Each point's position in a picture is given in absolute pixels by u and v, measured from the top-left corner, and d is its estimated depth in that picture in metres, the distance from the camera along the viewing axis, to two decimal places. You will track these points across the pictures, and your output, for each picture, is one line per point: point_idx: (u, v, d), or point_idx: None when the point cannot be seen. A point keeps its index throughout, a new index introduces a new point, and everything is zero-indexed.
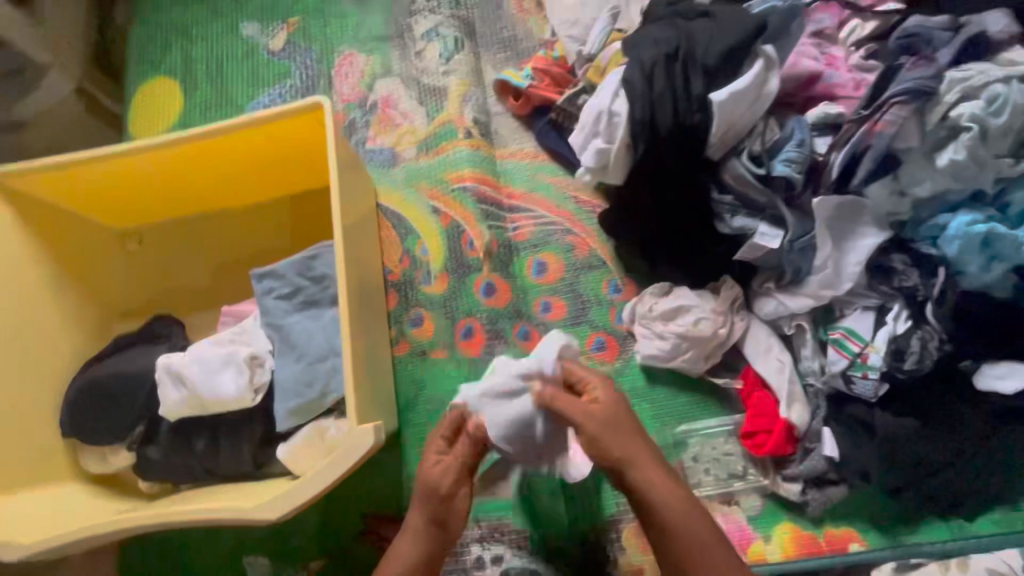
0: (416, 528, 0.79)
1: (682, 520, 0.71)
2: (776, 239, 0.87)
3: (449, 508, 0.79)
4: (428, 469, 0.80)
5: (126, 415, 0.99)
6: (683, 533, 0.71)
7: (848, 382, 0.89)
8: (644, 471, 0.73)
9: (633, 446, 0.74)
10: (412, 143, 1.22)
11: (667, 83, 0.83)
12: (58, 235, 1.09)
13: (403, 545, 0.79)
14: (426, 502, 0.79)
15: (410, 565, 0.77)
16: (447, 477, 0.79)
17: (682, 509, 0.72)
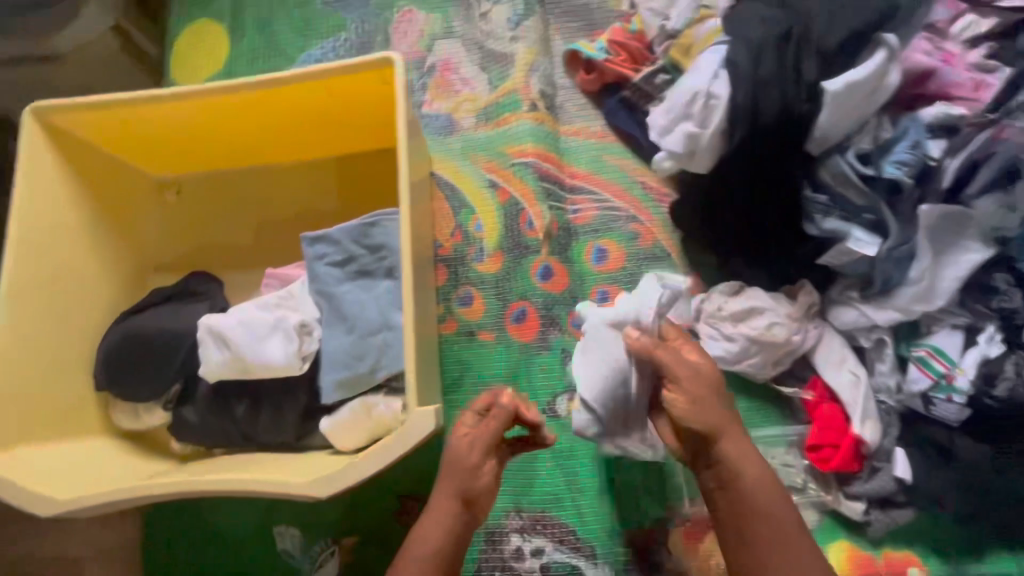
0: (439, 506, 0.76)
1: (763, 495, 0.75)
2: (872, 247, 0.82)
3: (472, 485, 0.77)
4: (457, 441, 0.78)
5: (163, 373, 0.95)
6: (760, 508, 0.74)
7: (928, 404, 0.85)
8: (730, 444, 0.77)
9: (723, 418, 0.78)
10: (472, 111, 1.15)
11: (776, 67, 0.76)
12: (97, 178, 1.04)
13: (424, 527, 0.76)
14: (453, 476, 0.77)
15: (441, 543, 0.74)
16: (473, 452, 0.77)
17: (761, 483, 0.75)
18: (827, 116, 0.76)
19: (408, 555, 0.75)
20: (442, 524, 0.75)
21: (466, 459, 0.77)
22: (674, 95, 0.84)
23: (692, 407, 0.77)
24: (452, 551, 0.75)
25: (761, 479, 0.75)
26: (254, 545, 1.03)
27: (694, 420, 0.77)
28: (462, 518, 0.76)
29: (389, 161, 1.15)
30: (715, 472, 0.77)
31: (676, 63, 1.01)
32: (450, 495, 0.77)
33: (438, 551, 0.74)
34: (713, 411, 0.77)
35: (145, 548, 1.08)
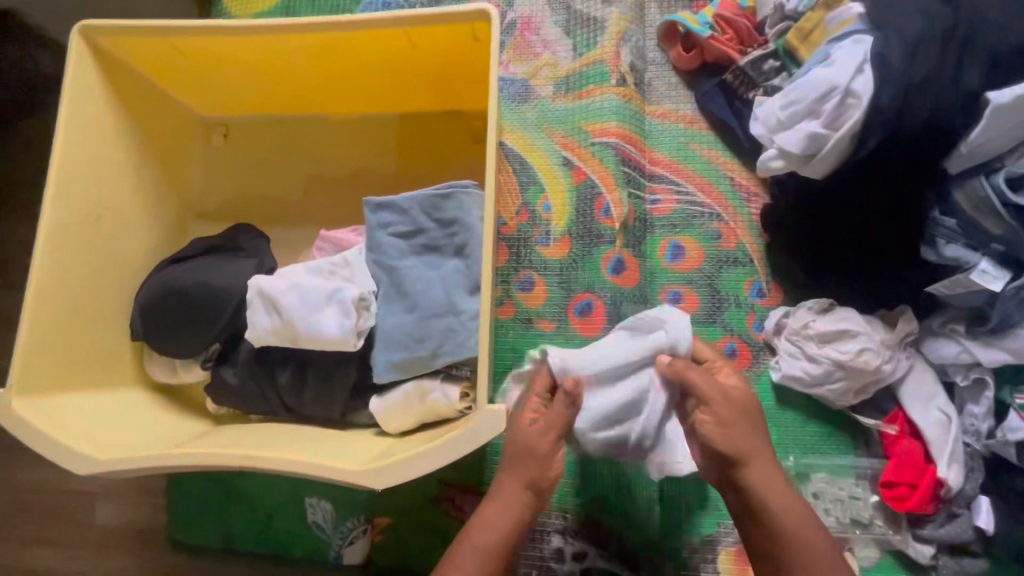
0: (502, 493, 0.69)
1: (796, 531, 0.62)
2: (1000, 281, 0.74)
3: (544, 476, 0.70)
4: (522, 428, 0.71)
5: (204, 331, 0.89)
6: (791, 546, 0.62)
7: (1023, 454, 0.77)
8: (755, 467, 0.65)
9: (749, 438, 0.66)
10: (551, 79, 1.05)
11: (932, 72, 0.68)
12: (145, 111, 0.97)
13: (487, 514, 0.68)
14: (523, 464, 0.69)
15: (500, 538, 0.66)
16: (546, 438, 0.70)
17: (798, 517, 0.63)
18: (979, 133, 0.68)
19: (464, 545, 0.66)
20: (508, 513, 0.68)
21: (539, 447, 0.69)
22: (798, 88, 0.76)
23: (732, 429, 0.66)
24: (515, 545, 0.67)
25: (796, 511, 0.63)
26: (283, 512, 1.01)
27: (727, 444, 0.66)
28: (529, 509, 0.69)
29: (456, 124, 1.06)
30: (744, 499, 0.66)
31: (791, 49, 0.90)
32: (515, 484, 0.69)
33: (504, 542, 0.66)
34: (732, 444, 0.67)
35: (172, 501, 1.06)
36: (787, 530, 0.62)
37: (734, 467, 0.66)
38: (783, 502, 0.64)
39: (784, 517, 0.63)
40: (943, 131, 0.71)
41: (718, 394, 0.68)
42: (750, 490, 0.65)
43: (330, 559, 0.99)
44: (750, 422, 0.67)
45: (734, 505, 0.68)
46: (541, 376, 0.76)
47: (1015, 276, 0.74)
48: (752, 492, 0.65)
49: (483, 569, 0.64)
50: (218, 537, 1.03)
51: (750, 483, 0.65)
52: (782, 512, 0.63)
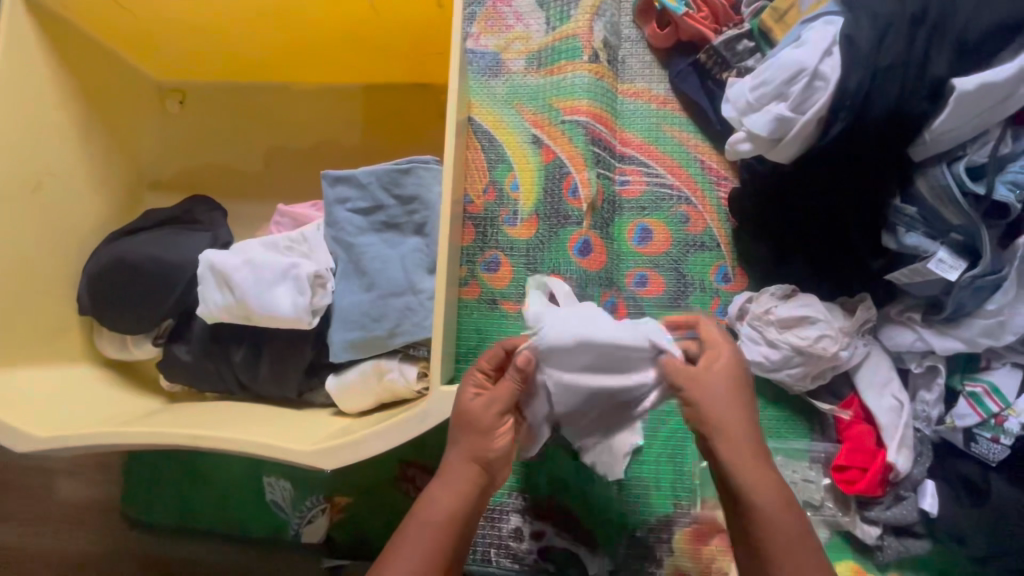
0: (451, 467, 0.68)
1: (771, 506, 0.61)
2: (957, 271, 0.74)
3: (489, 449, 0.67)
4: (465, 401, 0.68)
5: (154, 307, 0.86)
6: (765, 525, 0.60)
7: (969, 440, 0.80)
8: (730, 446, 0.62)
9: (730, 419, 0.63)
10: (522, 53, 1.02)
11: (900, 57, 0.67)
12: (91, 74, 0.92)
13: (436, 489, 0.67)
14: (465, 435, 0.67)
15: (446, 515, 0.65)
16: (490, 411, 0.67)
17: (768, 501, 0.61)
18: (944, 120, 0.67)
19: (414, 519, 0.65)
20: (455, 489, 0.66)
21: (483, 419, 0.67)
22: (769, 69, 0.75)
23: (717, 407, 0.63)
24: (463, 521, 0.66)
25: (769, 494, 0.61)
26: (242, 490, 1.00)
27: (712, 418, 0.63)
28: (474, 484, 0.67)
29: (423, 98, 1.03)
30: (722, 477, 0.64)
31: (766, 30, 0.89)
32: (460, 458, 0.67)
33: (454, 517, 0.65)
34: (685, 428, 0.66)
35: (128, 475, 1.04)
36: (760, 509, 0.61)
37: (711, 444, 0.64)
38: (759, 482, 0.61)
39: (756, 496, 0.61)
40: (909, 118, 0.69)
41: (723, 368, 0.65)
42: (727, 469, 0.62)
43: (289, 537, 0.99)
44: (735, 405, 0.64)
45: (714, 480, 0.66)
46: (489, 351, 0.70)
47: (970, 266, 0.75)
48: (728, 471, 0.62)
49: (430, 542, 0.63)
50: (175, 514, 1.02)
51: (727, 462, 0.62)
52: (758, 493, 0.61)
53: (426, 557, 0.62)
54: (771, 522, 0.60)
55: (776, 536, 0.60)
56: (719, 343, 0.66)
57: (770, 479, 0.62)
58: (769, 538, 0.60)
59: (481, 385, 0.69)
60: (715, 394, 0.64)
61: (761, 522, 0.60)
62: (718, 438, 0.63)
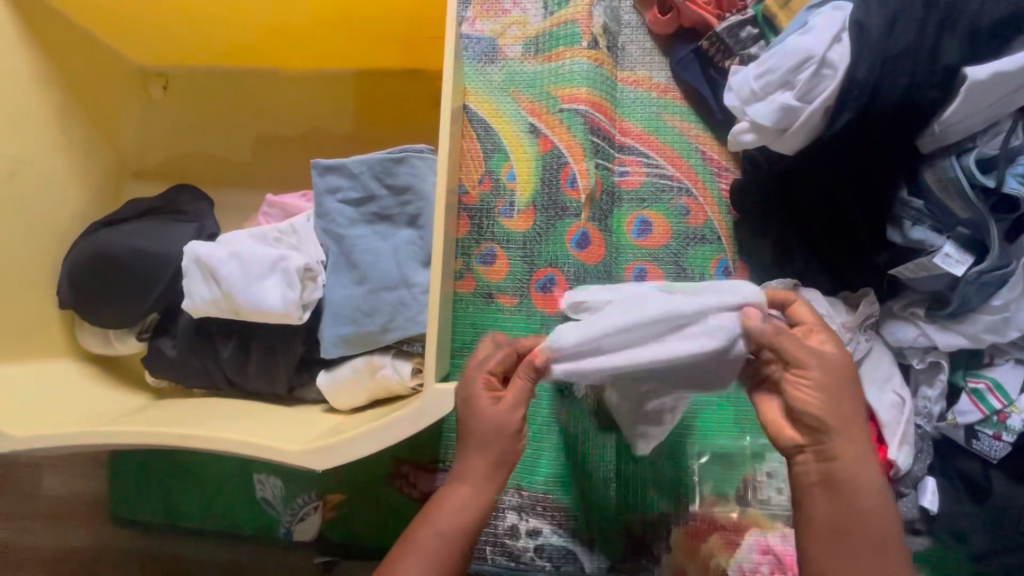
0: (471, 473, 0.65)
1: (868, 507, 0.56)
2: (962, 265, 0.72)
3: (513, 454, 0.65)
4: (486, 406, 0.65)
5: (136, 301, 0.83)
6: (857, 522, 0.56)
7: (970, 437, 0.79)
8: (845, 441, 0.56)
9: (847, 409, 0.57)
10: (519, 39, 0.99)
11: (911, 45, 0.65)
12: (68, 56, 0.88)
13: (456, 494, 0.64)
14: (488, 442, 0.64)
15: (464, 521, 0.63)
16: (514, 415, 0.64)
17: (864, 500, 0.56)
18: (954, 111, 0.65)
19: (430, 523, 0.63)
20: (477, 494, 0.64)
21: (507, 425, 0.64)
22: (774, 57, 0.72)
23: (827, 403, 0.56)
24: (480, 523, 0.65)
25: (872, 493, 0.56)
26: (231, 486, 0.98)
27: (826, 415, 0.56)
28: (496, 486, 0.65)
29: (417, 85, 0.99)
30: (825, 472, 0.57)
31: (770, 16, 0.86)
32: (483, 464, 0.65)
33: (473, 521, 0.64)
34: None
35: (114, 470, 1.02)
36: (861, 509, 0.56)
37: (825, 436, 0.57)
38: (865, 480, 0.56)
39: (860, 494, 0.56)
40: (918, 109, 0.67)
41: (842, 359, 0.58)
42: (838, 462, 0.56)
43: (280, 535, 0.97)
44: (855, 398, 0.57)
45: (804, 470, 0.58)
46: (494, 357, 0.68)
47: (977, 261, 0.73)
48: (839, 467, 0.56)
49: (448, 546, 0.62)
50: (163, 511, 0.99)
51: (836, 456, 0.56)
52: (859, 492, 0.56)
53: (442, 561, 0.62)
54: (870, 520, 0.56)
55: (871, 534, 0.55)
56: (818, 326, 0.60)
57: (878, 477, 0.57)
58: (864, 535, 0.56)
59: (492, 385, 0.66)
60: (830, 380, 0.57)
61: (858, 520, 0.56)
62: (833, 430, 0.56)
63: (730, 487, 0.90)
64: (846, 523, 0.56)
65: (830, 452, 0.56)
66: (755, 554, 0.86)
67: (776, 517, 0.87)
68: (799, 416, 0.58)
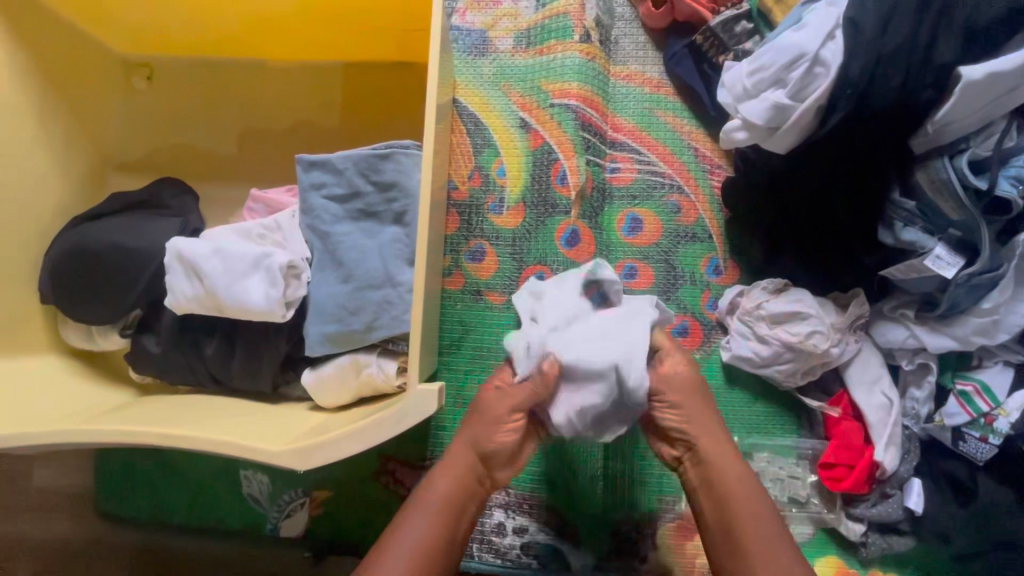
0: (454, 458, 0.68)
1: (742, 503, 0.63)
2: (953, 267, 0.71)
3: (489, 440, 0.68)
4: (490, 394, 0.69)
5: (118, 297, 0.82)
6: (742, 516, 0.62)
7: (957, 439, 0.80)
8: (709, 441, 0.67)
9: (704, 417, 0.68)
10: (510, 31, 0.97)
11: (905, 43, 0.63)
12: (47, 45, 0.86)
13: (437, 475, 0.67)
14: (474, 426, 0.69)
15: (444, 501, 0.65)
16: (502, 403, 0.68)
17: (739, 494, 0.63)
18: (948, 110, 0.64)
19: (416, 505, 0.65)
20: (455, 475, 0.67)
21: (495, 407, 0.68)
22: (768, 53, 0.71)
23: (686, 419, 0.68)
24: (460, 507, 0.65)
25: (742, 490, 0.64)
26: (217, 481, 0.98)
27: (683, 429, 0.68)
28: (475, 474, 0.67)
29: (406, 78, 0.97)
30: (704, 475, 0.66)
31: (765, 12, 0.85)
32: (467, 451, 0.68)
33: (451, 500, 0.65)
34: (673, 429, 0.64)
35: (100, 463, 1.01)
36: (740, 508, 0.63)
37: (689, 443, 0.68)
38: (737, 480, 0.65)
39: (737, 494, 0.64)
40: (911, 109, 0.66)
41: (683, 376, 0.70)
42: (708, 462, 0.66)
43: (266, 531, 0.96)
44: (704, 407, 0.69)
45: (687, 476, 0.69)
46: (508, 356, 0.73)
47: (969, 262, 0.72)
48: (711, 468, 0.66)
49: (432, 527, 0.63)
50: (149, 505, 0.99)
51: (705, 457, 0.67)
52: (730, 487, 0.64)
53: (427, 543, 0.62)
54: (754, 519, 0.61)
55: (755, 532, 0.61)
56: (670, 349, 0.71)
57: (749, 475, 0.65)
58: (750, 533, 0.61)
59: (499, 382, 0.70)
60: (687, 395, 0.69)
61: (742, 516, 0.62)
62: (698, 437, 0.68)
63: None
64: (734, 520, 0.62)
65: (698, 454, 0.67)
66: None
67: None
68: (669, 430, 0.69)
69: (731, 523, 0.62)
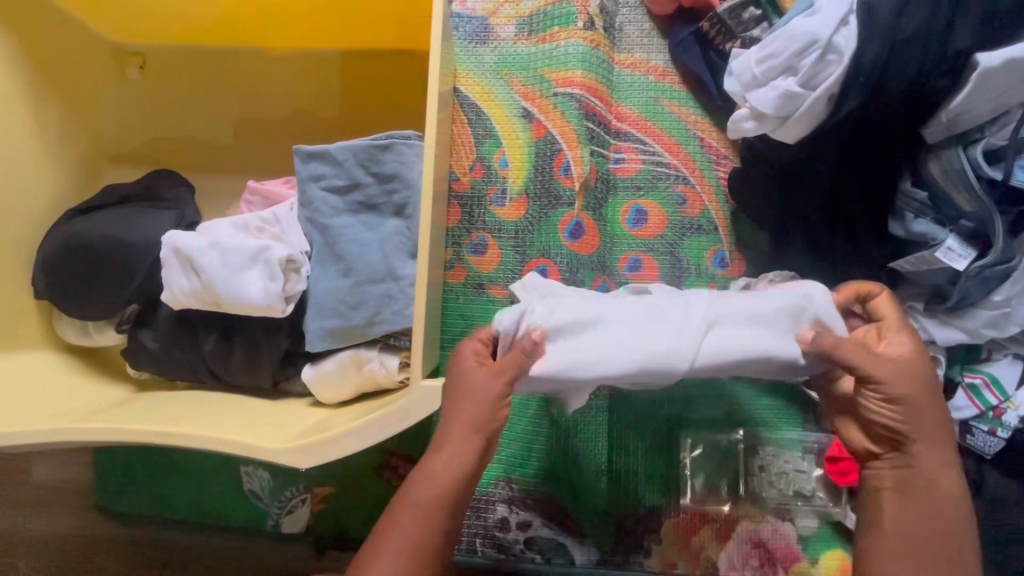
0: (448, 446, 0.62)
1: (938, 520, 0.53)
2: (964, 260, 0.70)
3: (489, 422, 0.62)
4: (469, 371, 0.63)
5: (112, 292, 0.80)
6: (933, 530, 0.53)
7: (965, 433, 0.78)
8: (923, 451, 0.55)
9: (931, 421, 0.55)
10: (512, 18, 0.95)
11: (919, 31, 0.62)
12: (38, 33, 0.83)
13: (434, 464, 0.61)
14: (466, 404, 0.63)
15: (441, 496, 0.60)
16: (498, 380, 0.62)
17: (938, 511, 0.54)
18: (962, 99, 0.63)
19: (406, 499, 0.61)
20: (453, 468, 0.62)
21: (486, 386, 0.62)
22: (778, 40, 0.68)
23: (907, 415, 0.55)
24: (455, 501, 0.61)
25: (944, 505, 0.54)
26: (217, 478, 0.97)
27: (900, 427, 0.55)
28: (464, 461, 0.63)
29: (405, 67, 0.95)
30: (899, 476, 0.55)
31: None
32: (455, 432, 0.62)
33: (447, 493, 0.61)
34: None
35: (97, 459, 1.00)
36: (936, 522, 0.53)
37: (901, 445, 0.55)
38: (943, 496, 0.54)
39: (939, 509, 0.54)
40: (925, 98, 0.64)
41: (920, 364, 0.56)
42: (915, 470, 0.55)
43: (267, 528, 0.96)
44: (933, 409, 0.55)
45: (876, 473, 0.57)
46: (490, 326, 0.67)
47: (980, 255, 0.71)
48: (917, 474, 0.55)
49: (425, 523, 0.59)
50: (147, 502, 0.98)
51: (916, 462, 0.55)
52: (929, 501, 0.54)
53: (420, 541, 0.59)
54: (946, 538, 0.53)
55: (942, 553, 0.53)
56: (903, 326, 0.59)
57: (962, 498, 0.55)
58: (934, 550, 0.53)
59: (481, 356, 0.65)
60: (919, 397, 0.55)
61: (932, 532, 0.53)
62: (915, 441, 0.55)
63: (722, 479, 0.89)
64: (910, 530, 0.53)
65: (911, 459, 0.55)
66: (746, 546, 0.86)
67: (766, 512, 0.86)
68: (874, 427, 0.57)
69: (910, 535, 0.53)
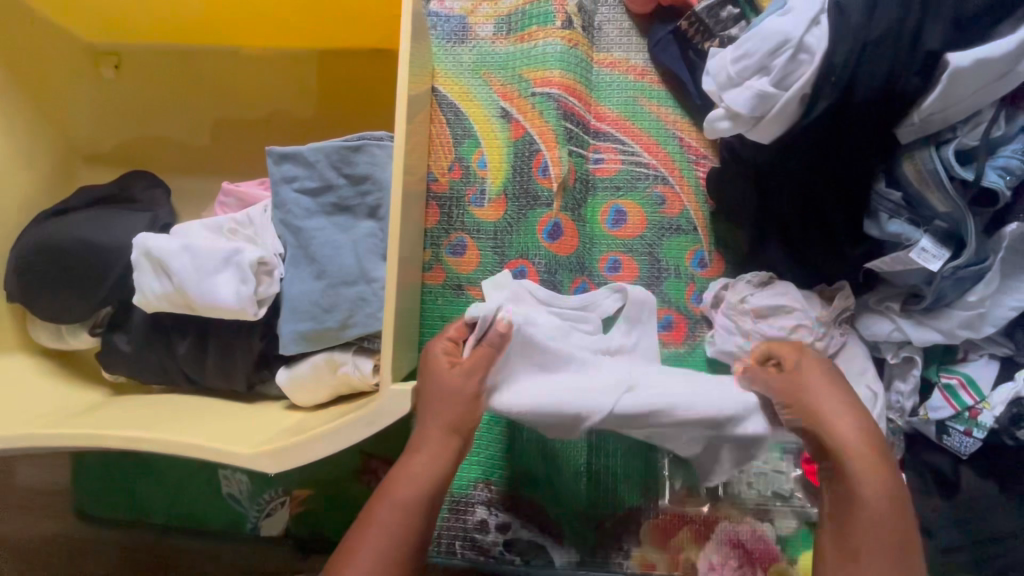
0: (423, 449, 0.63)
1: (864, 496, 0.56)
2: (938, 260, 0.69)
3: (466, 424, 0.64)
4: (441, 373, 0.65)
5: (85, 295, 0.79)
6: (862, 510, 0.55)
7: (941, 433, 0.78)
8: (834, 434, 0.59)
9: (830, 407, 0.61)
10: (490, 17, 0.94)
11: (890, 31, 0.61)
12: (9, 33, 0.82)
13: (412, 465, 0.62)
14: (445, 407, 0.64)
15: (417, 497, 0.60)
16: (470, 380, 0.65)
17: (864, 488, 0.56)
18: (935, 100, 0.62)
19: (384, 498, 0.60)
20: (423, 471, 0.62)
21: (463, 391, 0.64)
22: (752, 39, 0.68)
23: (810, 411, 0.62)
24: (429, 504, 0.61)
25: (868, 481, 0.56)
26: (196, 481, 0.96)
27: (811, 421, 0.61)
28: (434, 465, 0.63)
29: (382, 66, 0.94)
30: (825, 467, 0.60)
31: None
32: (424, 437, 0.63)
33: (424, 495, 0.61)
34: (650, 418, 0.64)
35: (75, 463, 1.00)
36: (861, 500, 0.56)
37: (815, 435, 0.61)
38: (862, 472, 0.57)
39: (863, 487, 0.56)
40: (898, 99, 0.64)
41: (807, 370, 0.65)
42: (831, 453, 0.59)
43: (247, 530, 0.95)
44: (832, 397, 0.62)
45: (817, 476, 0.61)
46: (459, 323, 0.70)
47: (954, 256, 0.71)
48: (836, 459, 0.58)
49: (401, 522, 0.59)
50: (126, 505, 0.98)
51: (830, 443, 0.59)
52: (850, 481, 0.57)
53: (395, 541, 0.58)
54: (873, 514, 0.55)
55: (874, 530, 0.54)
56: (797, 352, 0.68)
57: (888, 475, 0.56)
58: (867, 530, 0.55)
59: (451, 354, 0.67)
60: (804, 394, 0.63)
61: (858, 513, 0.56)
62: (824, 429, 0.60)
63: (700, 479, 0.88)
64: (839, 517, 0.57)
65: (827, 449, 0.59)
66: (725, 546, 0.86)
67: (746, 513, 0.87)
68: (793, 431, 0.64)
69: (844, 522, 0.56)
